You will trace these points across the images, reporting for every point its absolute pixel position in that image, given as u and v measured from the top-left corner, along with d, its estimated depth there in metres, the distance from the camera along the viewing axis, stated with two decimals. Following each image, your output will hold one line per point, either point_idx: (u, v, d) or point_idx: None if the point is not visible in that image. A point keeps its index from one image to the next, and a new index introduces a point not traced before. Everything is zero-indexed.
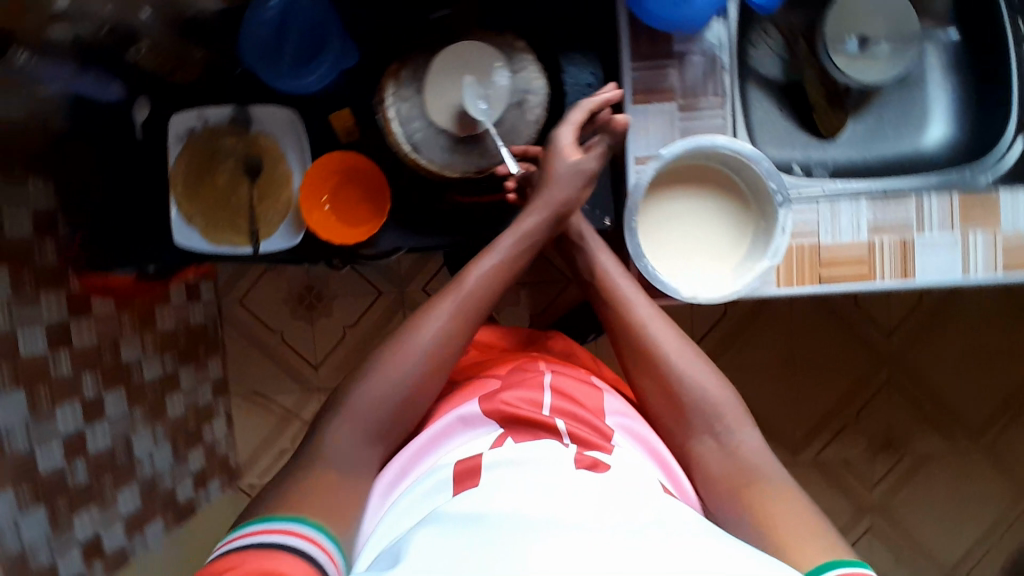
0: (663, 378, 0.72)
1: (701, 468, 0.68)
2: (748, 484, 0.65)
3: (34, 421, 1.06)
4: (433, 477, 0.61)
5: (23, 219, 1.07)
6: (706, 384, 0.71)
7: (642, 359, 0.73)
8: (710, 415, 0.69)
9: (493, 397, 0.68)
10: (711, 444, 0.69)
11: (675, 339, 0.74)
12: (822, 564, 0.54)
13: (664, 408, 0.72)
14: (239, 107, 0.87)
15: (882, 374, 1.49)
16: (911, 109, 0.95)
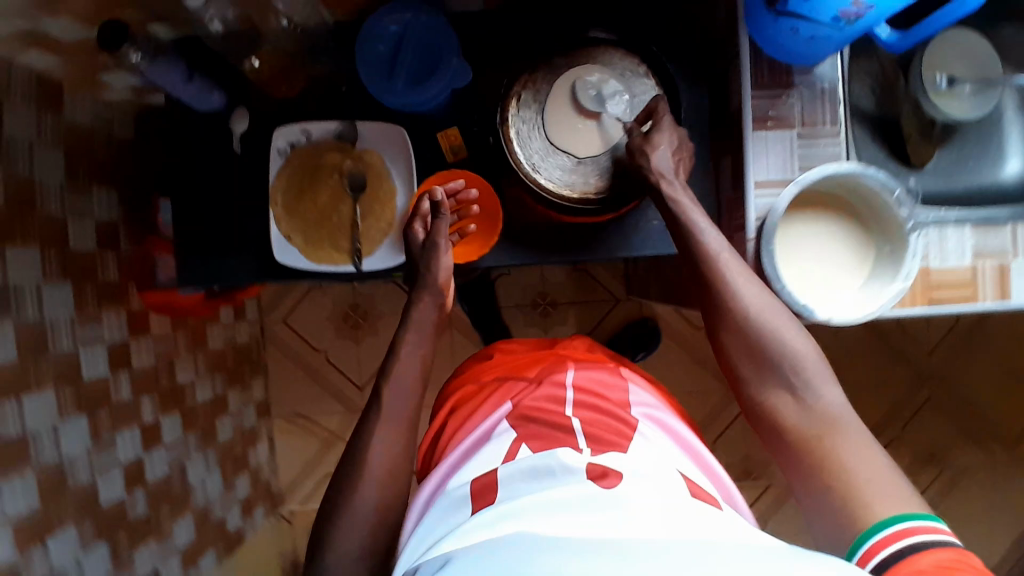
0: (745, 335, 0.69)
1: (776, 420, 0.67)
2: (823, 440, 0.63)
3: (96, 450, 1.00)
4: (454, 491, 0.67)
5: (88, 232, 1.03)
6: (791, 340, 0.68)
7: (718, 308, 0.71)
8: (791, 369, 0.67)
9: (517, 408, 0.75)
10: (789, 398, 0.67)
11: (759, 292, 0.71)
12: (889, 516, 0.56)
13: (746, 360, 0.69)
14: (345, 123, 0.85)
15: (924, 391, 1.51)
16: (990, 142, 0.96)
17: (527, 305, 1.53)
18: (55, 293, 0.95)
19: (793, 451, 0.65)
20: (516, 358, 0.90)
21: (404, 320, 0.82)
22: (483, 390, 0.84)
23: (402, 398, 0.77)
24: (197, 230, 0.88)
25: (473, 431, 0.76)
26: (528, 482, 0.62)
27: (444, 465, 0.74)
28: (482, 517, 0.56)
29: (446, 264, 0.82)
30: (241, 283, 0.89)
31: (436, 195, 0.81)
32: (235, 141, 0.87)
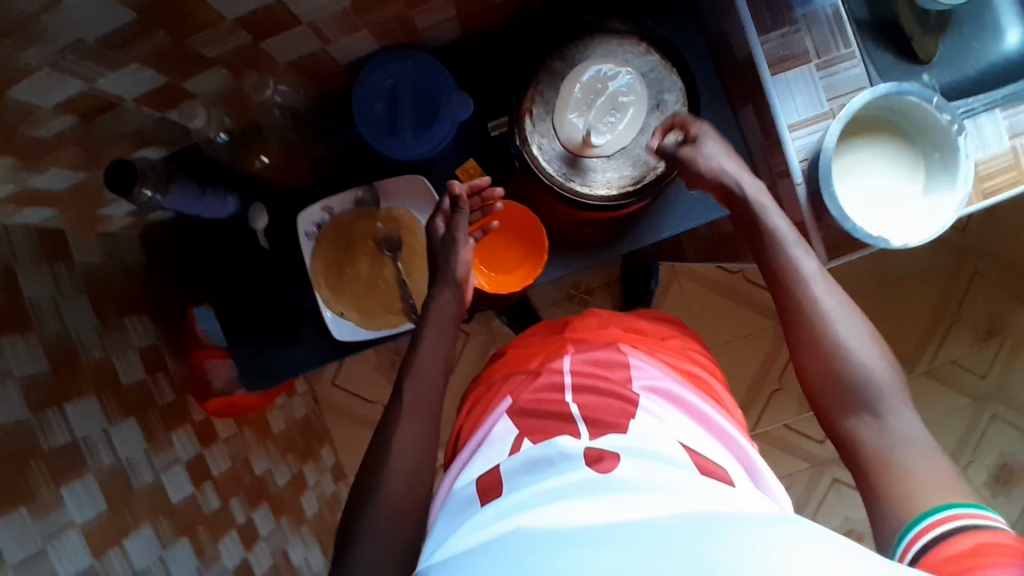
0: (822, 351, 0.63)
1: (851, 442, 0.60)
2: (897, 461, 0.56)
3: (203, 567, 1.00)
4: (461, 492, 0.65)
5: (134, 362, 1.03)
6: (858, 351, 0.62)
7: (797, 320, 0.65)
8: (869, 389, 0.60)
9: (518, 403, 0.72)
10: (867, 421, 0.59)
11: (845, 307, 0.65)
12: (932, 505, 0.51)
13: (821, 380, 0.63)
14: (365, 188, 0.83)
15: (968, 269, 1.47)
16: (984, 20, 0.93)
17: (564, 299, 1.52)
18: (122, 433, 0.94)
19: (863, 475, 0.58)
20: (523, 353, 0.84)
21: (423, 316, 0.77)
22: (490, 390, 0.82)
23: (425, 392, 0.72)
24: (247, 334, 0.86)
25: (479, 429, 0.74)
26: (524, 475, 0.61)
27: (461, 461, 0.73)
28: (483, 516, 0.57)
29: (466, 257, 0.77)
30: (305, 372, 0.88)
31: (453, 187, 0.77)
32: (260, 237, 0.85)
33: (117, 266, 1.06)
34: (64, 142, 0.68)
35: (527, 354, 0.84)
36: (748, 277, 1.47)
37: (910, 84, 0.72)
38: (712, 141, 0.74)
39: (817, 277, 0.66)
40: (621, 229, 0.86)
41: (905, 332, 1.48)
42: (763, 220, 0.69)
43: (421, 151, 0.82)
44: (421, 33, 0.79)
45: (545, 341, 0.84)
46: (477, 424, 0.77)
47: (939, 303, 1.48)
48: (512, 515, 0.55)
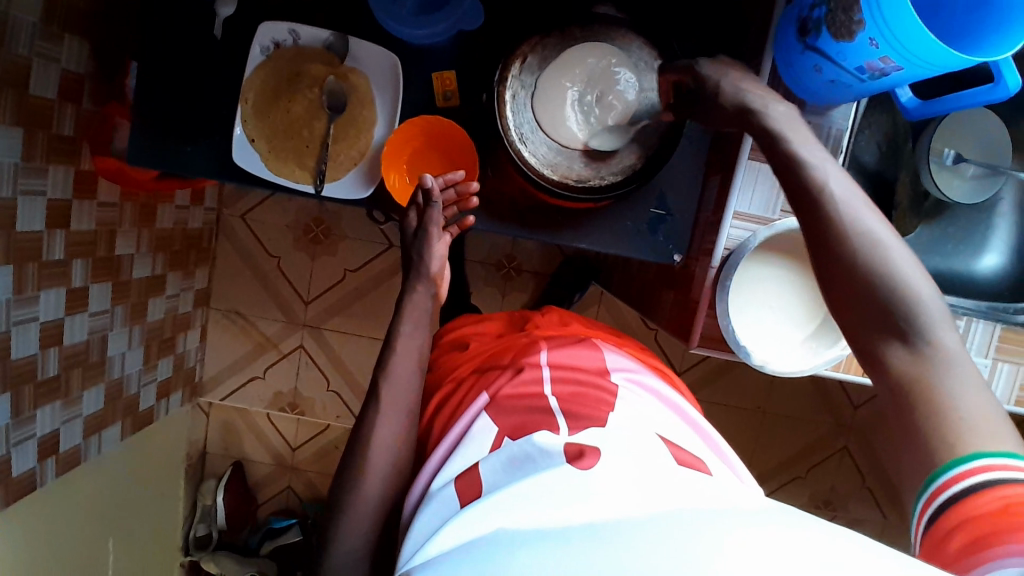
0: (854, 277, 0.57)
1: (882, 376, 0.55)
2: (934, 390, 0.52)
3: (15, 303, 0.96)
4: (441, 490, 0.62)
5: (51, 79, 0.96)
6: (909, 280, 0.55)
7: (823, 238, 0.59)
8: (904, 313, 0.54)
9: (498, 401, 0.72)
10: (896, 346, 0.55)
11: (870, 210, 0.58)
12: (966, 454, 0.49)
13: (847, 302, 0.57)
14: (338, 35, 0.80)
15: (840, 441, 1.53)
16: (974, 232, 0.96)
17: (492, 265, 1.50)
18: (1, 135, 0.89)
19: (895, 401, 0.54)
20: (491, 349, 0.86)
21: (398, 311, 0.77)
22: (459, 385, 0.81)
23: (403, 389, 0.72)
24: (157, 110, 0.82)
25: (456, 424, 0.72)
26: (506, 474, 0.60)
27: (435, 461, 0.69)
28: (460, 515, 0.54)
29: (439, 253, 0.78)
30: (191, 176, 0.84)
31: (425, 181, 0.75)
32: (217, 24, 0.81)
33: None
34: None
35: (508, 342, 0.86)
36: (657, 340, 1.49)
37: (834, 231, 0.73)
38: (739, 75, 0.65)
39: (845, 179, 0.60)
40: (546, 218, 0.84)
41: (758, 461, 1.53)
42: (785, 135, 0.62)
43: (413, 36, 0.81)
44: None
45: (505, 340, 0.87)
46: (455, 412, 0.77)
47: (800, 454, 1.53)
48: (492, 514, 0.53)
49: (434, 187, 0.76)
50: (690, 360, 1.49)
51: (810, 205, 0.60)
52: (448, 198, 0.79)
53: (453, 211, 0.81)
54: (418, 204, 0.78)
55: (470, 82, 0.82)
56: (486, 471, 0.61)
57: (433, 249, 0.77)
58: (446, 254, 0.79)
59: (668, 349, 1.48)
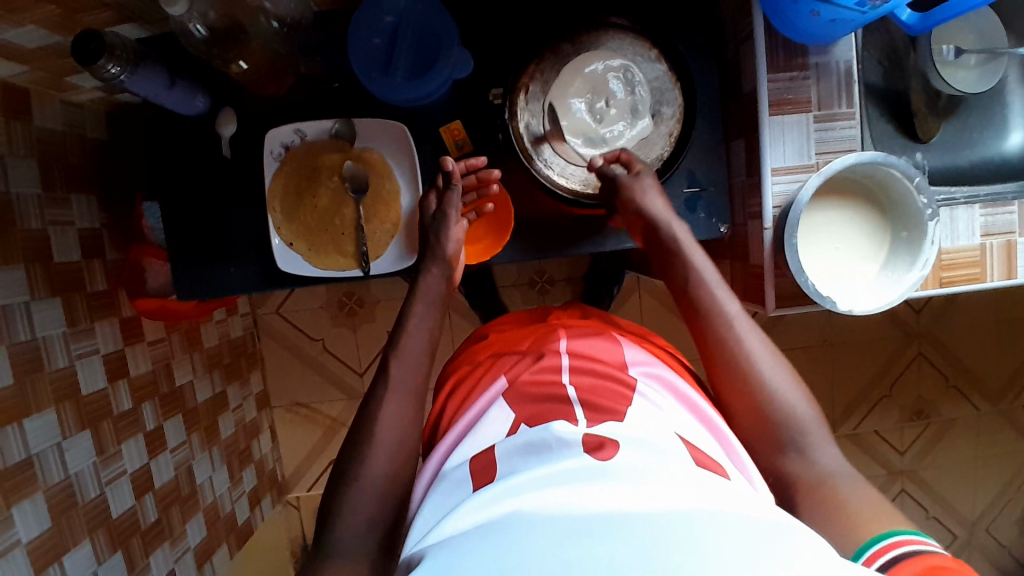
0: (752, 397, 0.65)
1: (784, 485, 0.62)
2: (831, 494, 0.59)
3: (101, 464, 0.98)
4: (453, 472, 0.58)
5: (71, 242, 0.99)
6: (792, 402, 0.65)
7: (720, 358, 0.68)
8: (791, 430, 0.63)
9: (518, 387, 0.65)
10: (795, 460, 0.63)
11: (765, 350, 0.68)
12: (878, 535, 0.52)
13: (751, 420, 0.66)
14: (342, 121, 0.82)
15: (914, 348, 1.52)
16: (993, 115, 0.93)
17: (525, 284, 1.51)
18: (45, 310, 0.91)
19: (800, 503, 0.60)
20: (506, 337, 0.77)
21: (411, 293, 0.77)
22: (477, 368, 0.74)
23: (414, 370, 0.71)
24: (193, 242, 0.84)
25: (470, 410, 0.66)
26: (520, 459, 0.55)
27: (445, 447, 0.65)
28: (476, 497, 0.50)
29: (456, 237, 0.79)
30: (240, 294, 0.86)
31: (447, 165, 0.79)
32: (224, 145, 0.83)
33: (75, 139, 1.02)
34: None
35: (520, 332, 0.77)
36: None
37: (897, 158, 0.73)
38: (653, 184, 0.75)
39: (742, 320, 0.69)
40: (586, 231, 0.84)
41: (841, 393, 1.52)
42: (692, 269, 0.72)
43: (423, 97, 0.80)
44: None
45: (525, 328, 0.78)
46: (466, 396, 0.71)
47: (878, 374, 1.52)
48: (506, 498, 0.49)
49: (455, 171, 0.79)
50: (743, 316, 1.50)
51: (705, 330, 0.70)
52: (468, 184, 0.81)
53: (472, 200, 0.82)
54: (438, 188, 0.80)
55: (477, 124, 0.83)
56: (497, 458, 0.56)
57: (449, 232, 0.78)
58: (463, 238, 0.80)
59: None
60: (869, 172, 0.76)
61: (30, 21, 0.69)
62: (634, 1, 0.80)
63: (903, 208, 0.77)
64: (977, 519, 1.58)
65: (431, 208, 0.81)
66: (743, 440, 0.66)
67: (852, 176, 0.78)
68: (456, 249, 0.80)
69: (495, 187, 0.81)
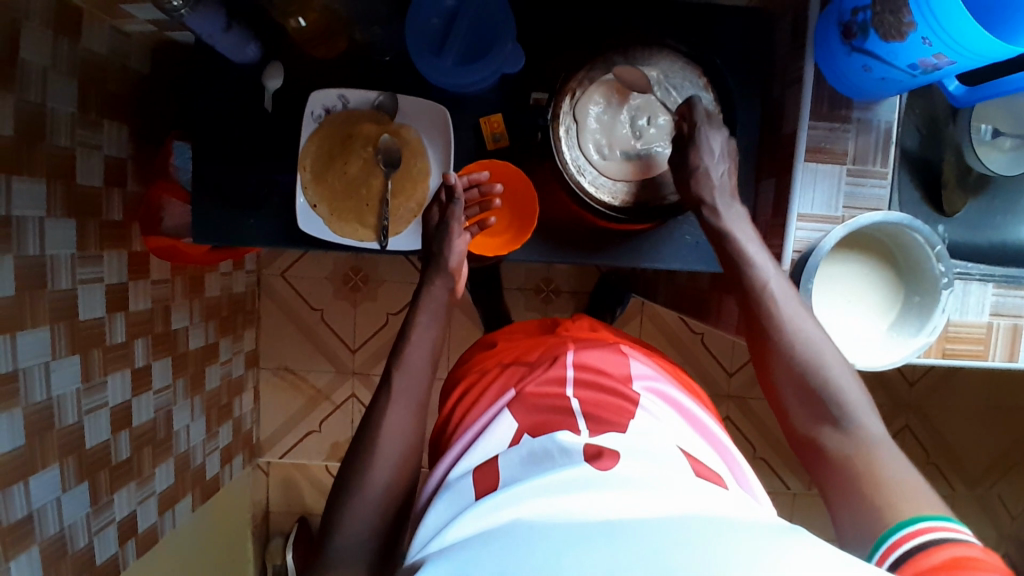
0: (789, 368, 0.66)
1: (821, 454, 0.62)
2: (867, 461, 0.58)
3: (84, 391, 0.98)
4: (458, 480, 0.58)
5: (96, 168, 0.99)
6: (833, 372, 0.64)
7: (760, 327, 0.69)
8: (830, 398, 0.63)
9: (525, 397, 0.65)
10: (831, 429, 0.62)
11: (801, 317, 0.68)
12: (905, 518, 0.51)
13: (791, 391, 0.66)
14: (386, 94, 0.82)
15: (902, 420, 1.52)
16: (1018, 200, 0.94)
17: (531, 289, 1.52)
18: (57, 230, 0.91)
19: (833, 475, 0.59)
20: (518, 345, 0.77)
21: (416, 301, 0.78)
22: (484, 376, 0.74)
23: (416, 376, 0.71)
24: (219, 187, 0.84)
25: (482, 416, 0.66)
26: (523, 469, 0.55)
27: (453, 453, 0.65)
28: (478, 504, 0.50)
29: (459, 249, 0.80)
30: (255, 245, 0.86)
31: (449, 178, 0.79)
32: (267, 98, 0.84)
33: (119, 66, 1.02)
34: None
35: (529, 340, 0.77)
36: (702, 339, 1.50)
37: (922, 224, 0.74)
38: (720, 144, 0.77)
39: (782, 290, 0.70)
40: (605, 241, 0.85)
41: None
42: (727, 240, 0.74)
43: (467, 85, 0.81)
44: None
45: (534, 337, 0.78)
46: (474, 402, 0.71)
47: None
48: (509, 506, 0.49)
49: (457, 185, 0.80)
50: (739, 359, 1.50)
51: (747, 305, 0.71)
52: (472, 197, 0.82)
53: (475, 212, 0.83)
54: (440, 201, 0.81)
55: (517, 121, 0.84)
56: (497, 468, 0.56)
57: (451, 245, 0.80)
58: (466, 250, 0.81)
59: (717, 350, 1.50)
60: (891, 232, 0.77)
61: None
62: (690, 29, 0.82)
63: (919, 271, 0.78)
64: None
65: (435, 219, 0.82)
66: (785, 412, 0.66)
67: (873, 233, 0.79)
68: (458, 259, 0.81)
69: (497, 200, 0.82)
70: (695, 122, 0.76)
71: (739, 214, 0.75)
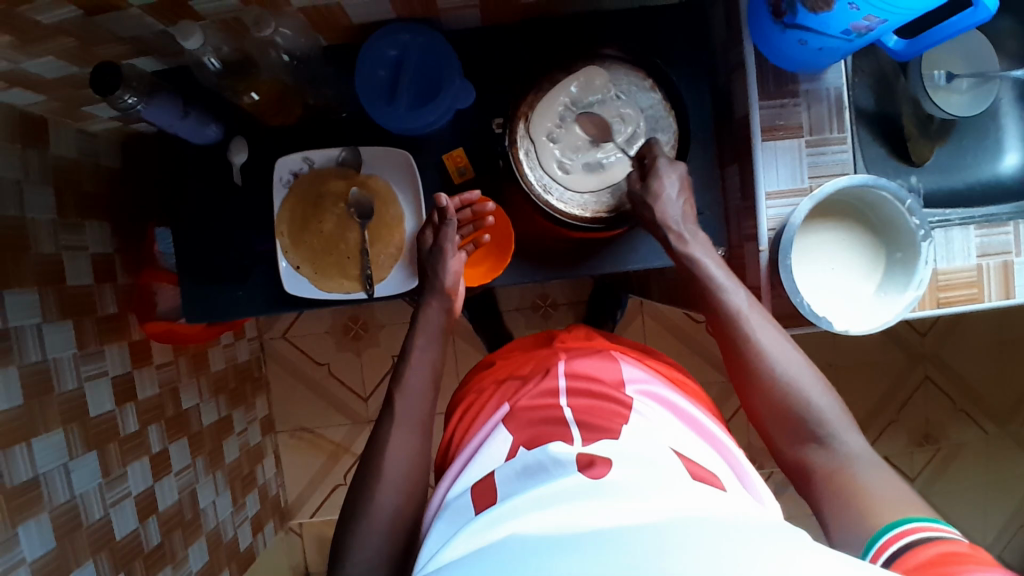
0: (770, 393, 0.68)
1: (807, 473, 0.65)
2: (851, 477, 0.61)
3: (106, 485, 0.99)
4: (456, 500, 0.59)
5: (84, 267, 1.01)
6: (810, 393, 0.67)
7: (737, 356, 0.71)
8: (810, 420, 0.65)
9: (518, 413, 0.65)
10: (818, 449, 0.65)
11: (778, 342, 0.70)
12: (895, 518, 0.54)
13: (773, 414, 0.68)
14: (348, 149, 0.84)
15: (920, 372, 1.51)
16: (986, 138, 0.94)
17: (528, 308, 1.52)
18: (55, 333, 0.93)
19: (822, 494, 0.62)
20: (512, 361, 0.78)
21: (413, 324, 0.78)
22: (482, 395, 0.75)
23: (415, 399, 0.72)
24: (203, 265, 0.86)
25: (475, 437, 0.67)
26: (518, 482, 0.55)
27: (453, 473, 0.66)
28: (474, 523, 0.51)
29: (454, 268, 0.80)
30: (247, 315, 0.88)
31: (442, 201, 0.78)
32: (234, 172, 0.86)
33: (91, 166, 1.05)
34: (60, 31, 0.69)
35: (518, 358, 0.78)
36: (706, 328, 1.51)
37: (888, 181, 0.74)
38: (676, 178, 0.77)
39: (756, 314, 0.72)
40: (583, 251, 0.86)
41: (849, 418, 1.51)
42: (700, 271, 0.75)
43: (426, 125, 0.83)
44: (439, 13, 0.79)
45: (528, 353, 0.79)
46: (472, 422, 0.72)
47: (884, 399, 1.51)
48: (505, 522, 0.49)
49: (449, 207, 0.79)
50: None
51: (723, 335, 0.72)
52: (465, 217, 0.82)
53: (470, 231, 0.83)
54: (433, 223, 0.81)
55: (478, 152, 0.86)
56: (494, 484, 0.57)
57: (446, 266, 0.80)
58: (461, 269, 0.81)
59: None
60: (863, 194, 0.78)
61: (47, 52, 0.72)
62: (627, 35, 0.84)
63: (894, 227, 0.78)
64: (990, 544, 1.55)
65: (429, 241, 0.82)
66: (769, 435, 0.68)
67: (844, 200, 0.80)
68: (454, 282, 0.81)
69: (491, 219, 0.82)
70: (654, 157, 0.78)
71: (704, 242, 0.76)
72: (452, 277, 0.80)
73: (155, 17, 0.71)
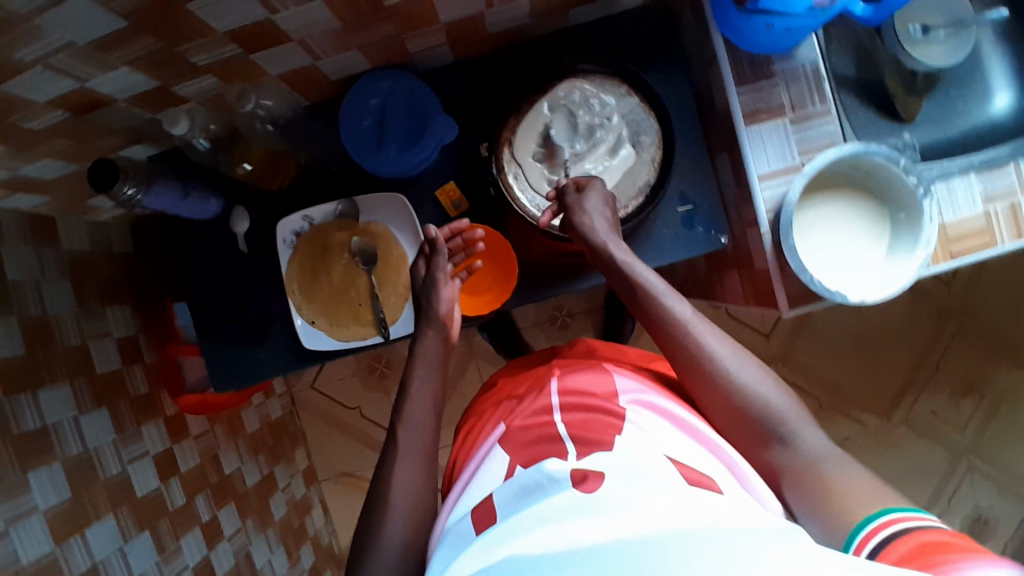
0: (726, 400, 0.66)
1: (777, 475, 0.63)
2: (820, 473, 0.60)
3: (163, 562, 1.00)
4: (456, 526, 0.59)
5: (110, 353, 1.04)
6: (765, 392, 0.66)
7: (687, 367, 0.70)
8: (770, 422, 0.64)
9: (513, 434, 0.66)
10: (781, 449, 0.63)
11: (726, 344, 0.69)
12: (867, 515, 0.54)
13: (732, 421, 0.66)
14: (345, 201, 0.86)
15: (951, 324, 1.48)
16: (972, 83, 0.93)
17: (546, 321, 1.53)
18: (92, 422, 0.95)
19: (800, 495, 0.60)
20: (514, 380, 0.79)
21: (410, 356, 0.80)
22: (481, 419, 0.76)
23: (415, 432, 0.73)
24: (223, 334, 0.88)
25: (473, 463, 0.68)
26: (517, 502, 0.55)
27: (454, 499, 0.67)
28: (475, 543, 0.51)
29: (448, 296, 0.82)
30: (272, 376, 0.89)
31: (430, 232, 0.82)
32: (240, 241, 0.88)
33: (103, 255, 1.09)
34: (54, 134, 0.72)
35: (517, 379, 0.79)
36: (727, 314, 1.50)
37: (877, 146, 0.75)
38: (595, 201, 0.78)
39: (698, 321, 0.71)
40: (576, 266, 0.86)
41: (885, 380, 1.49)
42: (636, 275, 0.75)
43: (416, 164, 0.84)
44: (412, 56, 0.81)
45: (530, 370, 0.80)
46: (472, 446, 0.73)
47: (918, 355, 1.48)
48: (504, 542, 0.49)
49: (438, 236, 0.82)
50: (770, 320, 1.49)
51: (671, 344, 0.71)
52: (456, 246, 0.85)
53: (462, 259, 0.85)
54: (425, 254, 0.84)
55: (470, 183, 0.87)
56: (489, 506, 0.57)
57: (440, 295, 0.82)
58: (455, 296, 0.83)
59: (743, 317, 1.49)
60: (855, 163, 0.78)
61: (46, 155, 0.75)
62: (596, 46, 0.86)
63: (892, 191, 0.78)
64: None
65: (423, 271, 0.85)
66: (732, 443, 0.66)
67: (838, 172, 0.80)
68: (450, 309, 0.83)
69: (480, 245, 0.84)
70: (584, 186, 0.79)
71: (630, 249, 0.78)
72: (444, 307, 0.82)
73: (141, 106, 0.74)
